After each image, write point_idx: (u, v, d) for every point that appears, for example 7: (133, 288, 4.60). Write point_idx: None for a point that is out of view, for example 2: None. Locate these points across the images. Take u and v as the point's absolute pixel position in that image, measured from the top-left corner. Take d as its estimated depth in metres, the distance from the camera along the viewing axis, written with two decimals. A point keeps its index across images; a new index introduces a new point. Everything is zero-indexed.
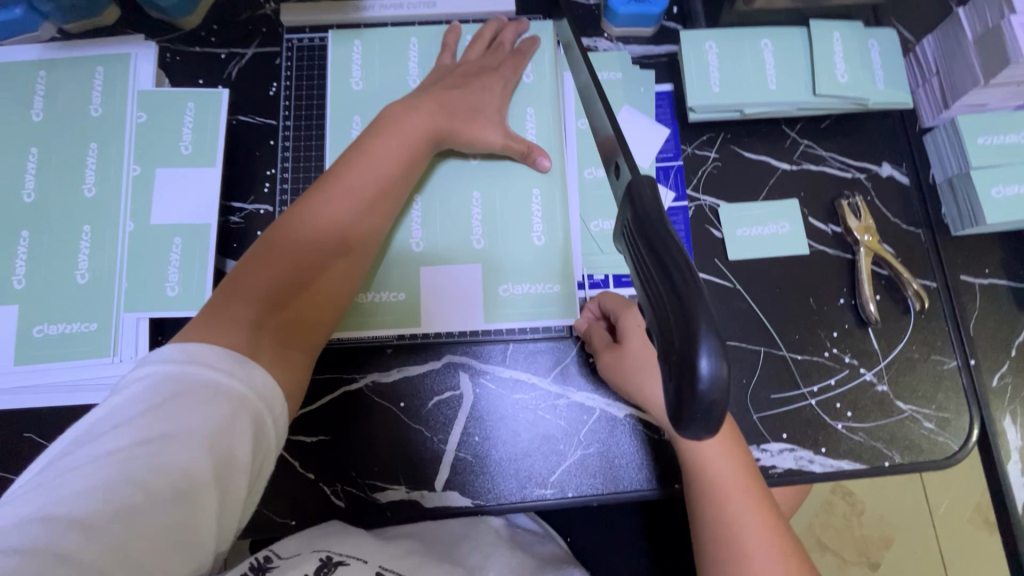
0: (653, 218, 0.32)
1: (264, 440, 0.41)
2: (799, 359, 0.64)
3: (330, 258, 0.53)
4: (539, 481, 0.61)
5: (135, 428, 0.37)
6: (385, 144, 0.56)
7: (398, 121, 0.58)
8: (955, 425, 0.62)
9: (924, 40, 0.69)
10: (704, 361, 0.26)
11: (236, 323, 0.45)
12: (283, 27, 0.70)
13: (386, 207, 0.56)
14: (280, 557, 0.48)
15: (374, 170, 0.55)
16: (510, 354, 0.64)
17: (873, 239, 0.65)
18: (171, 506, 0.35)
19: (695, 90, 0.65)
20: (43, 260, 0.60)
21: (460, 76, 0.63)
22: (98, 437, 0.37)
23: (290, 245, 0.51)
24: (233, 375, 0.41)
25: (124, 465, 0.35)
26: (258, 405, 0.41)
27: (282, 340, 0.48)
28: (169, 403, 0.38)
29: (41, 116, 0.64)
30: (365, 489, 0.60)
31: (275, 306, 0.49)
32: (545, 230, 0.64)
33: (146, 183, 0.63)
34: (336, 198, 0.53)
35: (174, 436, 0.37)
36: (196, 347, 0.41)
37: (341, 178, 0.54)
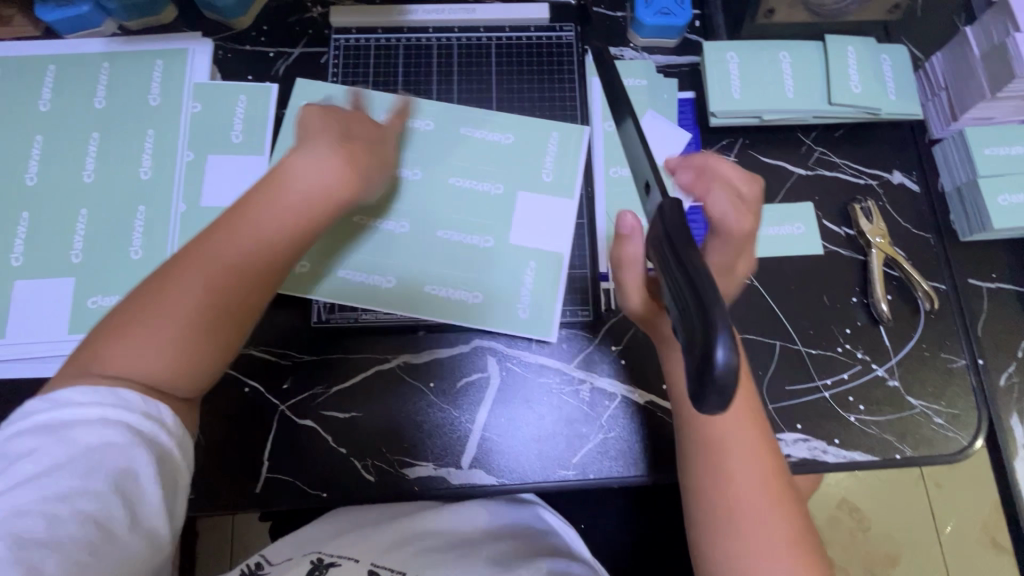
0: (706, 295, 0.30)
1: (154, 451, 0.43)
2: (814, 353, 0.66)
3: (233, 306, 0.49)
4: (562, 462, 0.63)
5: (24, 467, 0.40)
6: (273, 197, 0.51)
7: (297, 170, 0.53)
8: (964, 421, 0.65)
9: (933, 57, 0.72)
10: (721, 350, 0.28)
11: (123, 365, 0.44)
12: (330, 29, 0.74)
13: (285, 255, 0.52)
14: (271, 564, 0.60)
15: (268, 216, 0.51)
16: (536, 341, 0.66)
17: (884, 241, 0.68)
18: (79, 527, 0.40)
19: (717, 96, 0.69)
20: (99, 238, 0.64)
21: (371, 132, 0.59)
22: (2, 476, 0.40)
23: (169, 292, 0.47)
24: (105, 406, 0.42)
25: (18, 501, 0.39)
26: (140, 426, 0.43)
27: (180, 379, 0.46)
28: (48, 443, 0.41)
29: (103, 104, 0.68)
30: (395, 464, 0.63)
31: (161, 362, 0.46)
32: (535, 289, 0.66)
33: (199, 168, 0.67)
34: (222, 245, 0.49)
35: (59, 470, 0.40)
36: (65, 392, 0.42)
37: (229, 227, 0.50)
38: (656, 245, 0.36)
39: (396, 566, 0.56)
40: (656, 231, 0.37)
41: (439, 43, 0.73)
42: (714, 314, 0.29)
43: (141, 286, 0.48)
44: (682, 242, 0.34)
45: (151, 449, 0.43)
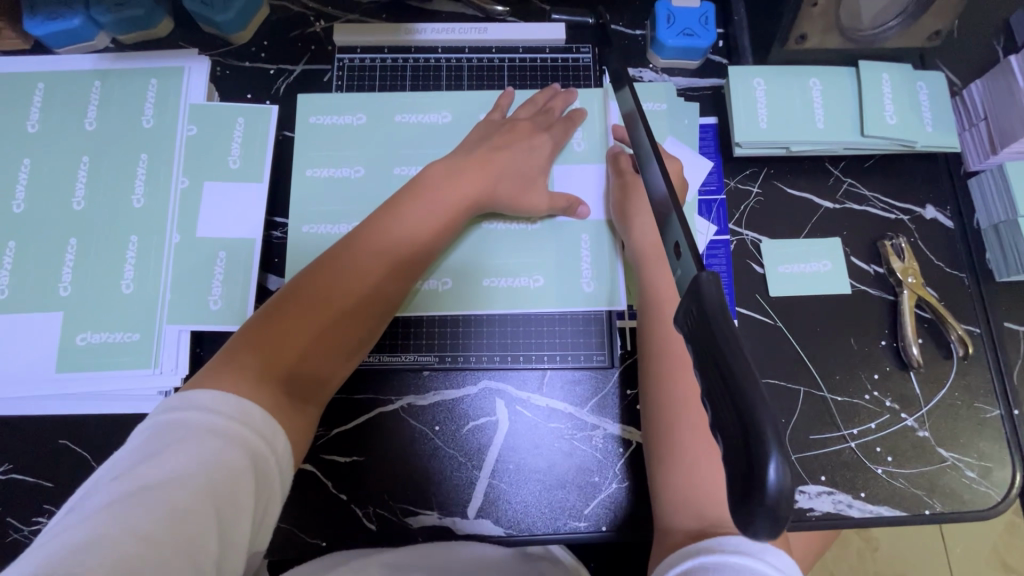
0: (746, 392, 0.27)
1: (266, 475, 0.41)
2: (840, 400, 0.63)
3: (350, 312, 0.52)
4: (573, 513, 0.60)
5: (132, 477, 0.37)
6: (419, 207, 0.56)
7: (441, 186, 0.58)
8: (997, 475, 0.61)
9: (972, 85, 0.68)
10: (772, 469, 0.25)
11: (249, 360, 0.46)
12: (334, 46, 0.71)
13: (409, 266, 0.56)
14: None
15: (396, 235, 0.55)
16: (547, 383, 0.63)
17: (917, 281, 0.64)
18: (171, 553, 0.34)
19: (742, 125, 0.65)
20: (88, 269, 0.61)
21: (506, 135, 0.62)
22: (105, 486, 0.37)
23: (318, 291, 0.50)
24: (232, 416, 0.41)
25: (122, 514, 0.35)
26: (260, 444, 0.41)
27: (292, 378, 0.47)
28: (168, 451, 0.38)
29: (93, 125, 0.65)
30: (397, 513, 0.60)
31: (289, 358, 0.48)
32: (593, 275, 0.64)
33: (194, 196, 0.63)
34: (366, 256, 0.53)
35: (172, 482, 0.37)
36: (195, 393, 0.41)
37: (370, 234, 0.54)
38: (688, 321, 0.33)
39: None
40: (688, 305, 0.33)
41: (449, 64, 0.69)
42: (763, 425, 0.26)
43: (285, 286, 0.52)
44: (719, 319, 0.31)
45: (257, 467, 0.40)
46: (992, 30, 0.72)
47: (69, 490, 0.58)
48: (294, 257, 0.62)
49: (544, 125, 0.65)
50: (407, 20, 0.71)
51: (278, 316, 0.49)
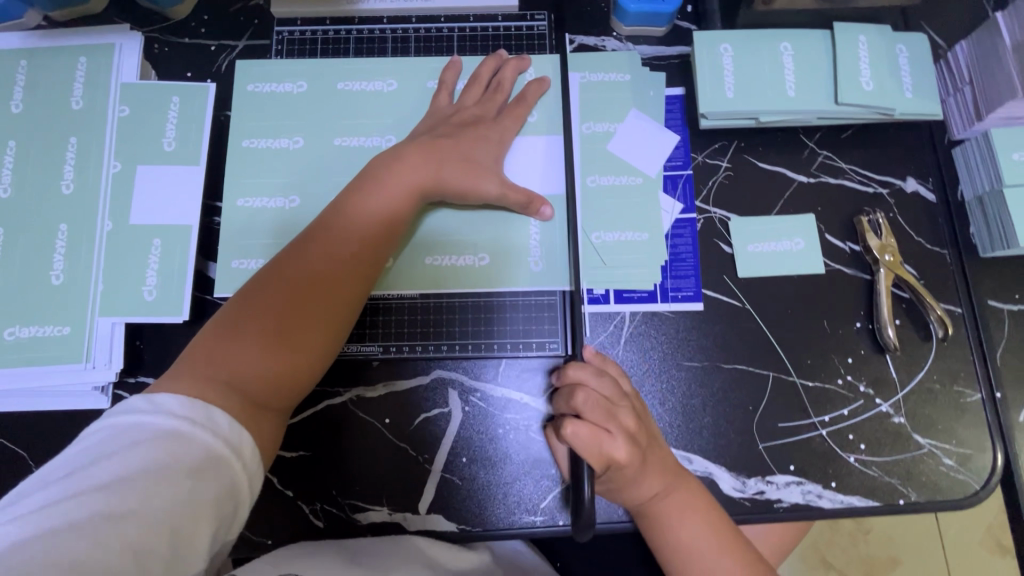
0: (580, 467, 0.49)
1: (227, 484, 0.40)
2: (811, 386, 0.60)
3: (311, 309, 0.50)
4: (529, 507, 0.57)
5: (93, 476, 0.37)
6: (376, 196, 0.54)
7: (390, 171, 0.55)
8: (977, 462, 0.58)
9: (957, 46, 0.64)
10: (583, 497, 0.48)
11: (213, 373, 0.45)
12: (275, 19, 0.66)
13: (375, 258, 0.53)
14: None
15: (348, 228, 0.53)
16: (503, 372, 0.60)
17: (894, 259, 0.61)
18: (119, 555, 0.35)
19: (707, 94, 0.61)
20: (17, 261, 0.58)
21: (455, 125, 0.59)
22: (65, 479, 0.37)
23: (277, 294, 0.49)
24: (197, 423, 0.41)
25: (75, 513, 0.35)
26: (225, 452, 0.41)
27: (256, 387, 0.46)
28: (129, 451, 0.38)
29: (20, 108, 0.61)
30: (346, 509, 0.57)
31: (253, 366, 0.47)
32: (543, 256, 0.61)
33: (127, 181, 0.60)
34: (320, 252, 0.51)
35: (125, 484, 0.37)
36: (162, 397, 0.41)
37: (326, 231, 0.52)
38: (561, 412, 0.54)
39: None
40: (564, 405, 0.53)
41: (395, 35, 0.65)
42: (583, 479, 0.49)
43: (242, 289, 0.51)
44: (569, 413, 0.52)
45: (220, 476, 0.40)
46: None
47: (4, 490, 0.56)
48: (233, 244, 0.59)
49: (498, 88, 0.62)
50: None
51: (240, 325, 0.48)
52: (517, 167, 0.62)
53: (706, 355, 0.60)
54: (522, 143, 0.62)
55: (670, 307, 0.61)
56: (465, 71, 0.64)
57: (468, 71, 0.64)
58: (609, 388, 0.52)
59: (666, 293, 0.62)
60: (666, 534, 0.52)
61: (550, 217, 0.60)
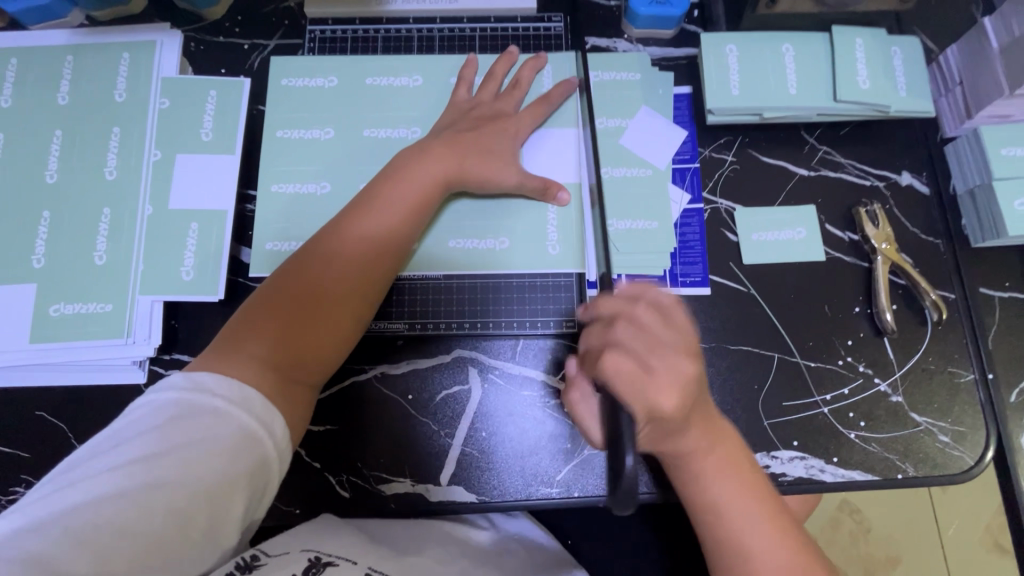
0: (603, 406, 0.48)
1: (259, 459, 0.43)
2: (813, 366, 0.63)
3: (339, 298, 0.52)
4: (546, 479, 0.60)
5: (138, 448, 0.40)
6: (400, 190, 0.56)
7: (414, 165, 0.58)
8: (971, 439, 0.61)
9: (948, 49, 0.68)
10: (626, 461, 0.39)
11: (249, 353, 0.47)
12: (306, 19, 0.71)
13: (400, 249, 0.56)
14: (267, 556, 0.46)
15: (375, 218, 0.55)
16: (520, 351, 0.63)
17: (891, 247, 0.64)
18: (166, 520, 0.38)
19: (714, 92, 0.65)
20: (62, 243, 0.61)
21: (473, 120, 0.62)
22: (114, 450, 0.40)
23: (307, 281, 0.52)
24: (231, 401, 0.43)
25: (124, 482, 0.38)
26: (258, 429, 0.44)
27: (288, 369, 0.49)
28: (169, 424, 0.41)
29: (66, 100, 0.65)
30: (370, 480, 0.60)
31: (284, 345, 0.49)
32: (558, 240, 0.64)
33: (166, 169, 0.63)
34: (347, 240, 0.54)
35: (166, 456, 0.40)
36: (200, 376, 0.44)
37: (353, 221, 0.55)
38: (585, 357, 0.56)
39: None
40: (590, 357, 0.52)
41: (420, 35, 0.69)
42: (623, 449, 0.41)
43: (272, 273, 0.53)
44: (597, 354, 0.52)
45: (254, 451, 0.43)
46: None
47: (46, 458, 0.58)
48: (267, 228, 0.62)
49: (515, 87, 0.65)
50: None
51: (272, 309, 0.50)
52: (533, 158, 0.65)
53: (713, 336, 0.64)
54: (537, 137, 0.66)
55: (679, 291, 0.65)
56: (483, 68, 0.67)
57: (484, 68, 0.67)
58: (653, 324, 0.48)
59: (675, 278, 0.65)
60: (722, 525, 0.48)
61: (566, 202, 0.64)
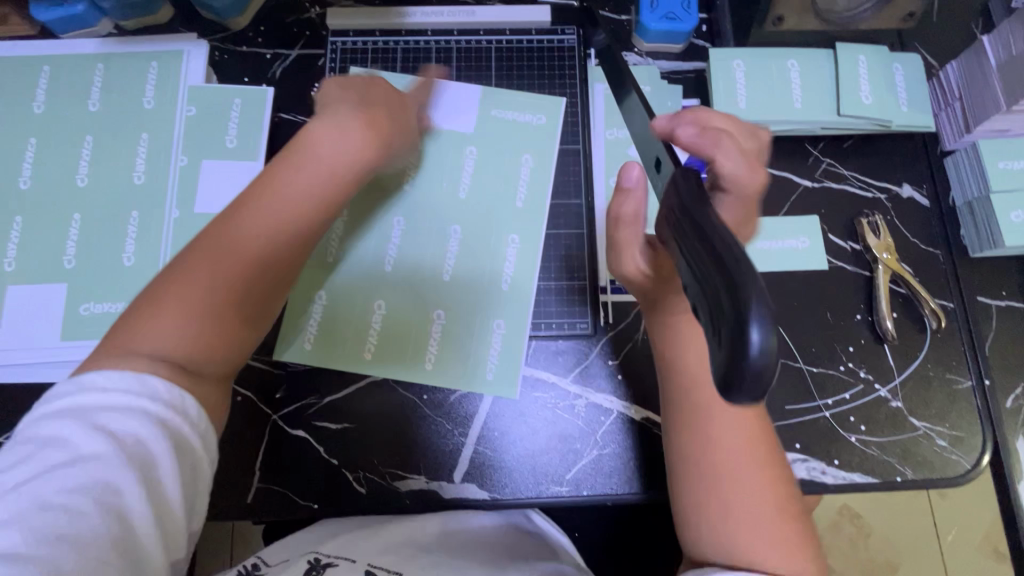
0: (692, 202, 0.32)
1: (186, 450, 0.40)
2: (815, 371, 0.65)
3: (261, 282, 0.47)
4: (555, 478, 0.62)
5: (49, 460, 0.37)
6: (320, 158, 0.51)
7: (335, 137, 0.52)
8: (968, 444, 0.63)
9: (948, 65, 0.70)
10: (756, 328, 0.25)
11: (150, 344, 0.42)
12: (327, 30, 0.73)
13: (323, 224, 0.51)
14: (266, 564, 0.56)
15: (294, 191, 0.49)
16: (531, 354, 0.65)
17: (891, 257, 0.67)
18: (97, 531, 0.36)
19: (722, 105, 0.67)
20: (91, 244, 0.63)
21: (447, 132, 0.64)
22: (20, 468, 0.37)
23: (217, 263, 0.46)
24: (140, 395, 0.39)
25: (43, 500, 0.35)
26: (177, 419, 0.40)
27: (211, 360, 0.45)
28: (76, 434, 0.37)
29: (96, 107, 0.67)
30: (386, 477, 0.62)
31: (188, 334, 0.44)
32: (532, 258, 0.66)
33: (192, 174, 0.66)
34: (260, 216, 0.48)
35: (83, 462, 0.37)
36: (94, 377, 0.39)
37: (265, 194, 0.49)
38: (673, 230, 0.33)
39: (393, 566, 0.53)
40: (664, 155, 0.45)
41: (438, 48, 0.72)
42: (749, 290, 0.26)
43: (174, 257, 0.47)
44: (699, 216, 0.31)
45: (178, 441, 0.40)
46: (972, 11, 0.73)
47: None
48: None
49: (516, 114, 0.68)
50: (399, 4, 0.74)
51: (173, 295, 0.44)
52: (514, 177, 0.68)
53: None
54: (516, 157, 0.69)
55: None
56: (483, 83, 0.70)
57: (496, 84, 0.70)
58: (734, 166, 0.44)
59: None
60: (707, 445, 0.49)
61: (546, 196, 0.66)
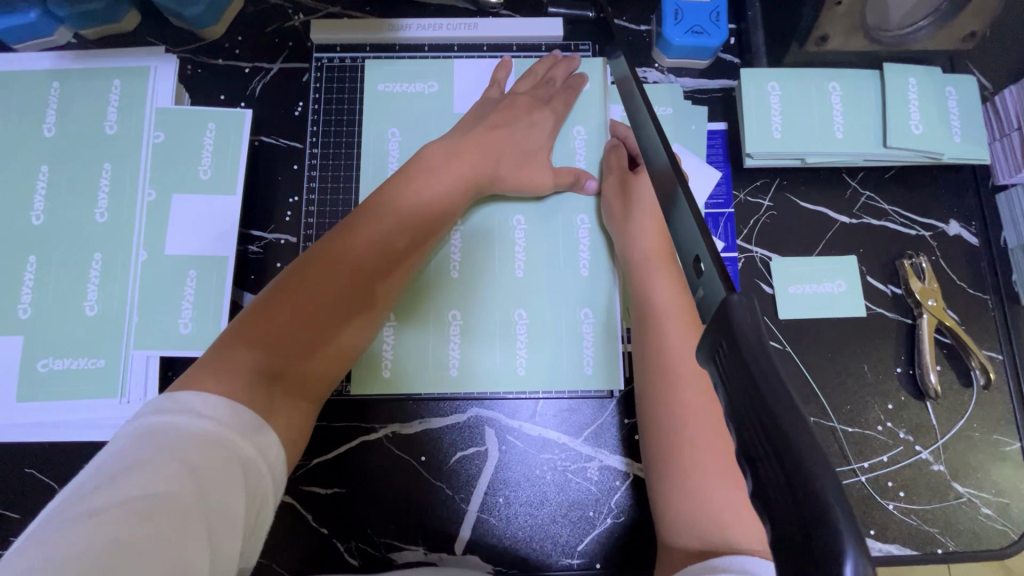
0: (751, 338, 0.25)
1: (260, 488, 0.38)
2: (850, 432, 0.59)
3: (353, 305, 0.49)
4: (567, 549, 0.57)
5: (117, 487, 0.33)
6: (418, 194, 0.53)
7: (436, 167, 0.55)
8: (1016, 512, 0.58)
9: (1005, 90, 0.63)
10: (848, 572, 0.19)
11: (244, 362, 0.42)
12: (312, 43, 0.65)
13: (409, 254, 0.53)
14: None
15: (390, 218, 0.52)
16: (540, 411, 0.60)
17: (938, 304, 0.60)
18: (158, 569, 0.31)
19: (754, 134, 0.60)
20: (50, 290, 0.57)
21: (502, 122, 0.59)
22: (82, 498, 0.33)
23: (317, 285, 0.47)
24: (224, 423, 0.38)
25: (107, 531, 0.31)
26: (254, 454, 0.38)
27: (292, 384, 0.45)
28: (157, 457, 0.35)
29: (53, 131, 0.60)
30: (381, 548, 0.57)
31: (280, 351, 0.44)
32: (591, 270, 0.60)
33: (162, 210, 0.59)
34: (359, 242, 0.50)
35: (150, 493, 0.33)
36: (188, 397, 0.38)
37: (365, 219, 0.51)
38: (715, 358, 0.27)
39: None
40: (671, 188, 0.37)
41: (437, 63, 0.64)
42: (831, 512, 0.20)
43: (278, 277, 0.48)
44: (755, 353, 0.25)
45: (250, 479, 0.37)
46: None
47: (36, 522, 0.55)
48: None
49: (545, 97, 0.61)
50: (394, 14, 0.66)
51: (272, 314, 0.45)
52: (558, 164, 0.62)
53: None
54: (563, 143, 0.63)
55: None
56: (517, 68, 0.64)
57: (519, 68, 0.64)
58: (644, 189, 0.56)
59: None
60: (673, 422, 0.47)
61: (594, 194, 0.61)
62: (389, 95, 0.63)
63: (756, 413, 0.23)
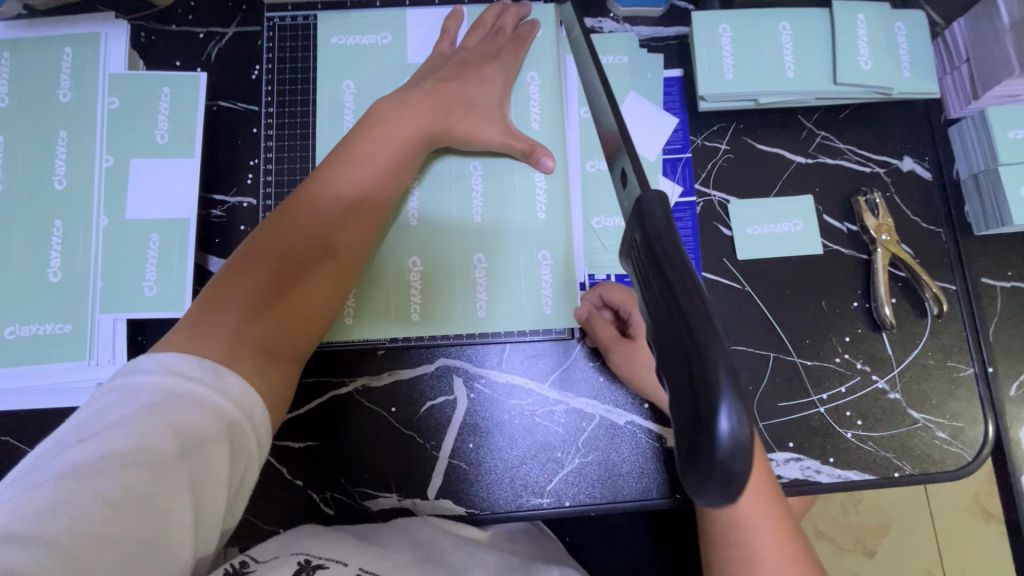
0: (664, 229, 0.26)
1: (244, 448, 0.38)
2: (809, 365, 0.61)
3: (318, 264, 0.49)
4: (536, 489, 0.58)
5: (106, 441, 0.34)
6: (374, 148, 0.53)
7: (391, 121, 0.55)
8: (969, 435, 0.60)
9: (954, 23, 0.64)
10: (724, 421, 0.21)
11: (221, 327, 0.43)
12: (264, 5, 0.65)
13: (374, 210, 0.53)
14: (257, 562, 0.44)
15: (348, 176, 0.52)
16: (507, 358, 0.61)
17: (891, 238, 0.61)
18: (142, 521, 0.33)
19: (705, 76, 0.61)
20: (12, 259, 0.57)
21: (452, 70, 0.59)
22: (72, 447, 0.34)
23: (279, 250, 0.48)
24: (208, 385, 0.38)
25: (93, 483, 0.32)
26: (238, 416, 0.38)
27: (270, 344, 0.45)
28: (143, 414, 0.35)
29: (6, 102, 0.60)
30: (356, 497, 0.58)
31: (255, 315, 0.45)
32: (548, 214, 0.61)
33: (120, 175, 0.59)
34: (318, 203, 0.50)
35: (137, 450, 0.34)
36: (170, 357, 0.38)
37: (323, 181, 0.51)
38: (635, 253, 0.27)
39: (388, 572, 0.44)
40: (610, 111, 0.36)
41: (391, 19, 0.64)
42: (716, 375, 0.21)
43: (242, 247, 0.49)
44: (664, 240, 0.26)
45: (235, 440, 0.38)
46: None
47: None
48: None
49: (495, 49, 0.61)
50: None
51: (239, 281, 0.46)
52: (521, 108, 0.63)
53: None
54: (518, 94, 0.63)
55: None
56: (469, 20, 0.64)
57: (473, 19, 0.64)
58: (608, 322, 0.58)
59: None
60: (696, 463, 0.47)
61: (551, 168, 0.61)
62: (344, 56, 0.62)
63: (662, 296, 0.24)
